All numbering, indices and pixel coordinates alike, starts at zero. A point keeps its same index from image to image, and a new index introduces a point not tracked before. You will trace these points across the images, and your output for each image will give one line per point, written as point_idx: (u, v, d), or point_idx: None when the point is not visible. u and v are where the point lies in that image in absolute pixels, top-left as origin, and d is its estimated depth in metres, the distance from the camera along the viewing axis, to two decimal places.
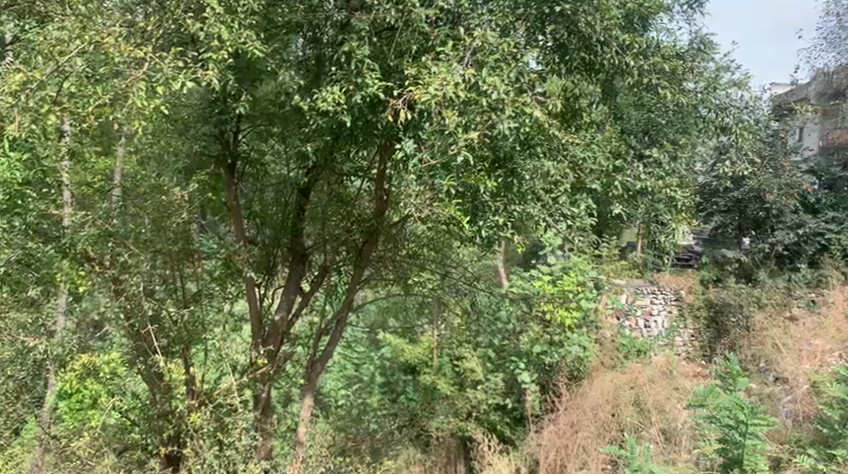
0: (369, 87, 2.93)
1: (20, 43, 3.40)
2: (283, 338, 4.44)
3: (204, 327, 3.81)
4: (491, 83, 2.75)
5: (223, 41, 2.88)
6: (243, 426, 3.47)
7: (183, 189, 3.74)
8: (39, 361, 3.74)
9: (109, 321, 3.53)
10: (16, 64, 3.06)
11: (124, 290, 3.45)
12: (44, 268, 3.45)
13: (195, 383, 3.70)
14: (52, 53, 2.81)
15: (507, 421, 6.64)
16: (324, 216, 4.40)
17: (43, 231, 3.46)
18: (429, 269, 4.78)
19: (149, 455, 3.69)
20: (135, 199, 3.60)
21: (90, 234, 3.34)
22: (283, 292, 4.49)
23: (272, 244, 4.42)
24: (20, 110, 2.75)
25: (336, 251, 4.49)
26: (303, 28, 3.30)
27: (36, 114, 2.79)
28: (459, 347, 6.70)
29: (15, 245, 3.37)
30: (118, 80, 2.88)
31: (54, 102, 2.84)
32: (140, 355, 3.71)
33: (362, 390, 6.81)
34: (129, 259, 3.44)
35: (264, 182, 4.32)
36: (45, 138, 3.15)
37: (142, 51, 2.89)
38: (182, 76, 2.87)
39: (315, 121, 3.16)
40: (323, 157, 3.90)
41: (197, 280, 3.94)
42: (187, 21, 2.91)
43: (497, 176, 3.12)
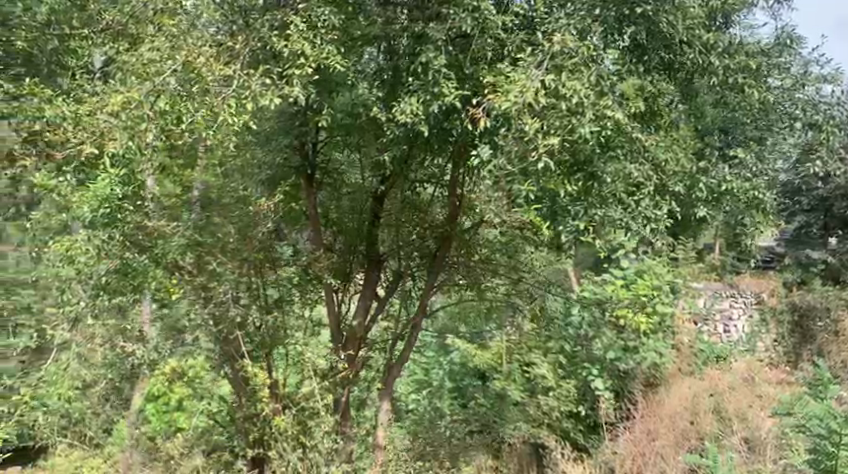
0: (447, 96, 2.97)
1: (115, 64, 3.64)
2: (361, 343, 4.55)
3: (288, 329, 3.97)
4: (571, 87, 2.73)
5: (305, 57, 2.99)
6: (325, 429, 3.64)
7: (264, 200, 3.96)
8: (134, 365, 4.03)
9: (199, 327, 3.70)
10: (115, 86, 3.30)
11: (213, 297, 3.61)
12: (140, 277, 3.68)
13: (278, 387, 3.81)
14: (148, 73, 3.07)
15: (579, 428, 6.53)
16: (399, 224, 4.49)
17: (136, 242, 3.62)
18: (501, 275, 4.68)
19: (237, 457, 3.94)
20: (221, 210, 3.70)
21: (180, 244, 3.55)
22: (360, 298, 4.58)
23: (350, 251, 4.56)
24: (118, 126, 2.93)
25: (411, 258, 4.55)
26: (378, 41, 3.30)
27: (131, 130, 2.95)
28: (529, 352, 6.44)
29: (114, 256, 3.63)
30: (211, 97, 3.02)
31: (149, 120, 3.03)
32: (228, 360, 3.85)
33: (432, 395, 6.72)
34: (218, 267, 3.62)
35: (342, 191, 4.48)
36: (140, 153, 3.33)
37: (231, 69, 3.04)
38: (269, 91, 2.95)
39: (393, 132, 3.26)
40: (398, 164, 3.96)
41: (278, 286, 3.97)
42: (272, 38, 3.04)
43: (577, 180, 3.10)
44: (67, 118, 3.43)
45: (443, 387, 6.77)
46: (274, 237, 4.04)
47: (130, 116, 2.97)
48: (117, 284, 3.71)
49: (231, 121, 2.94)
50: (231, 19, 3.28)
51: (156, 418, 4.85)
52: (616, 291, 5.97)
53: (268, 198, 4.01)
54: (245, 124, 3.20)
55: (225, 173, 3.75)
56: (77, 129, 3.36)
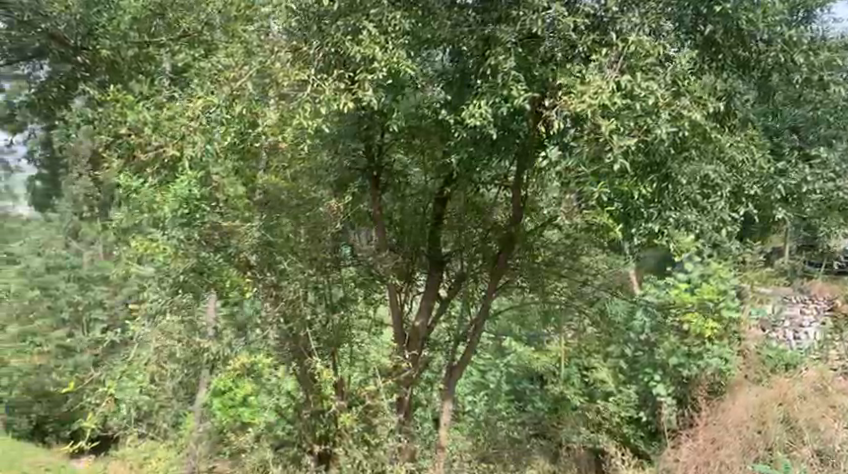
0: (516, 98, 2.93)
1: (192, 71, 3.80)
2: (423, 343, 4.56)
3: (351, 328, 4.08)
4: (646, 88, 2.72)
5: (376, 63, 2.99)
6: (391, 426, 3.74)
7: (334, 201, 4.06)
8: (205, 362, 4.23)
9: (270, 325, 3.81)
10: (194, 93, 3.44)
11: (283, 296, 3.72)
12: (213, 276, 3.88)
13: (343, 384, 3.87)
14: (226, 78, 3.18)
15: (640, 434, 6.60)
16: (463, 226, 4.47)
17: (212, 240, 3.78)
18: (564, 276, 4.59)
19: (303, 452, 4.01)
20: (291, 208, 3.75)
21: (252, 244, 3.64)
22: (423, 299, 4.57)
23: (412, 253, 4.56)
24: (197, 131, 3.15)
25: (473, 259, 4.53)
26: (446, 42, 3.28)
27: None
28: (589, 358, 6.45)
29: (190, 255, 3.83)
30: (286, 102, 3.13)
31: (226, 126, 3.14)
32: (294, 357, 3.90)
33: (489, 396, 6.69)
34: (287, 267, 3.73)
35: (405, 193, 4.39)
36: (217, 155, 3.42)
37: (305, 74, 3.08)
38: (342, 95, 2.99)
39: (460, 134, 3.27)
40: (463, 166, 3.88)
41: (344, 286, 4.09)
42: (346, 43, 3.04)
43: (651, 182, 3.00)
44: (148, 123, 3.61)
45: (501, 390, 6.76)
46: (340, 239, 4.12)
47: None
48: (193, 283, 3.94)
49: (306, 125, 3.03)
50: (303, 26, 3.26)
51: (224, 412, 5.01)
52: (679, 295, 5.89)
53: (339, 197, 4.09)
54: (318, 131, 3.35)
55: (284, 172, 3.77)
56: (157, 134, 3.53)
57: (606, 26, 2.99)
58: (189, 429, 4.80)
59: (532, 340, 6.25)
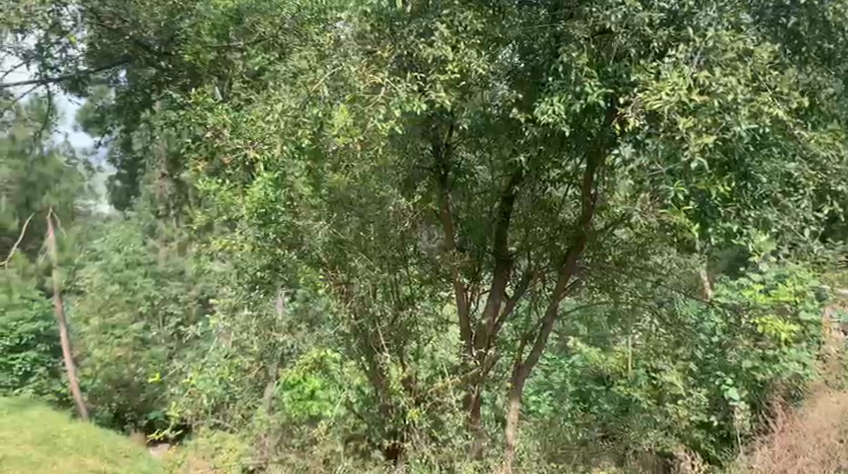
0: (589, 95, 2.95)
1: (269, 75, 3.95)
2: (491, 341, 4.50)
3: (417, 325, 4.05)
4: (724, 84, 2.66)
5: (449, 64, 3.09)
6: (459, 424, 3.75)
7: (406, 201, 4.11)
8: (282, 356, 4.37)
9: (342, 321, 3.92)
10: (273, 96, 3.58)
11: (354, 293, 3.84)
12: (288, 272, 3.98)
13: (412, 380, 3.94)
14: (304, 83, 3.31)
15: (712, 440, 6.64)
16: (532, 224, 4.41)
17: (287, 238, 3.86)
18: (638, 278, 4.42)
19: (373, 447, 4.08)
20: (359, 204, 3.78)
21: (324, 242, 3.75)
22: (490, 297, 4.52)
23: (479, 250, 4.53)
24: (277, 133, 3.29)
25: (541, 258, 4.46)
26: (517, 39, 3.22)
27: (291, 139, 3.29)
28: (657, 359, 5.92)
29: (267, 252, 3.91)
30: (361, 104, 3.15)
31: (307, 127, 3.27)
32: (368, 351, 4.02)
33: (553, 397, 6.65)
34: (358, 264, 3.82)
35: (469, 191, 4.36)
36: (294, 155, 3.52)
37: (380, 76, 3.13)
38: (416, 99, 3.08)
39: (531, 133, 3.33)
40: (532, 164, 3.84)
41: (410, 282, 4.14)
42: (420, 46, 3.14)
43: (729, 180, 2.91)
44: (232, 124, 3.83)
45: (566, 390, 6.76)
46: (409, 237, 4.18)
47: (290, 123, 3.29)
48: (270, 279, 4.06)
49: (380, 126, 3.09)
50: (378, 30, 3.29)
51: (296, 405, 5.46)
52: (754, 296, 5.71)
53: (407, 197, 4.08)
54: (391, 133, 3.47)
55: (365, 175, 3.71)
56: (237, 136, 3.71)
57: (682, 23, 2.95)
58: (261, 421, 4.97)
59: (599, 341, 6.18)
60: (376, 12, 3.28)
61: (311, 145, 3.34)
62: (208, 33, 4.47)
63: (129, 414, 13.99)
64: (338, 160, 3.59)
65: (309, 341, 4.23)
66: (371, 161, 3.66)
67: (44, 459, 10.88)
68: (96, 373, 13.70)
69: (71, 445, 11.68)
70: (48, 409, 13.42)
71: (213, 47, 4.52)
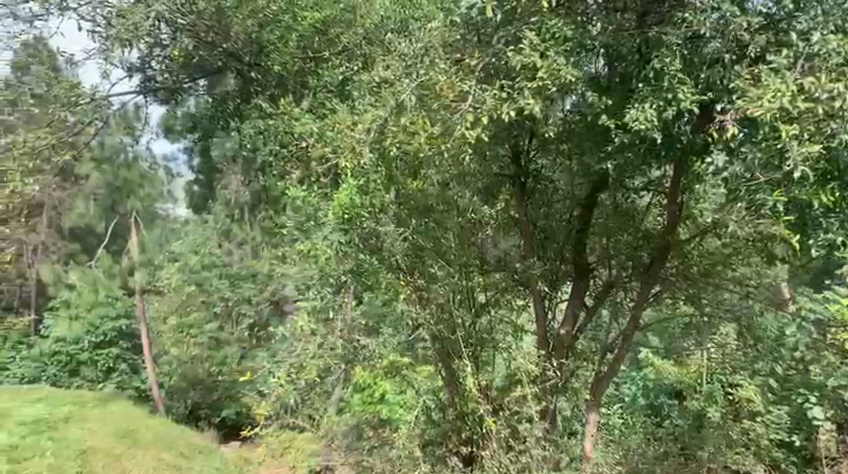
0: (681, 101, 2.90)
1: (354, 85, 4.08)
2: (569, 351, 4.39)
3: (494, 333, 4.02)
4: (831, 90, 2.60)
5: (538, 70, 2.98)
6: (538, 433, 3.77)
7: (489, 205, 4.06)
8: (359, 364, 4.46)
9: (421, 327, 3.85)
10: (367, 106, 3.75)
11: (432, 300, 3.81)
12: (371, 278, 3.97)
13: (489, 388, 3.89)
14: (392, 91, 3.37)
15: (793, 459, 6.28)
16: (613, 232, 4.35)
17: (371, 244, 3.89)
18: (724, 289, 4.34)
19: (448, 452, 4.10)
20: (438, 213, 3.82)
21: (404, 249, 3.76)
22: (568, 306, 4.42)
23: (558, 258, 4.45)
24: None
25: (623, 267, 4.37)
26: (606, 47, 3.20)
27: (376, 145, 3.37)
28: (732, 373, 5.60)
29: (350, 257, 4.00)
30: (449, 113, 3.17)
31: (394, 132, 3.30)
32: (445, 358, 3.97)
33: (625, 409, 6.53)
34: (438, 271, 3.80)
35: (550, 197, 4.38)
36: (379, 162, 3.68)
37: (466, 85, 3.12)
38: (504, 107, 3.02)
39: (618, 139, 3.23)
40: (617, 171, 3.82)
41: (487, 290, 4.06)
42: (507, 53, 3.05)
43: (832, 189, 2.82)
44: (321, 135, 4.05)
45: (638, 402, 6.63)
46: (486, 245, 4.15)
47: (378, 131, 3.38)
48: (354, 283, 4.17)
49: (466, 134, 3.06)
50: (468, 38, 3.38)
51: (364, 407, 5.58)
52: (841, 311, 5.51)
53: (488, 205, 4.09)
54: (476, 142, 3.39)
55: (454, 183, 3.81)
56: (325, 144, 3.99)
57: (778, 25, 2.92)
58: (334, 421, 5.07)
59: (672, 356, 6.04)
60: (467, 22, 3.38)
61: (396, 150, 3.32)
62: (294, 43, 5.00)
63: (203, 411, 14.52)
64: (416, 166, 3.66)
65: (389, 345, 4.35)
66: (452, 170, 3.72)
67: (125, 451, 11.46)
68: (173, 370, 14.33)
69: (149, 439, 12.24)
70: (128, 403, 14.07)
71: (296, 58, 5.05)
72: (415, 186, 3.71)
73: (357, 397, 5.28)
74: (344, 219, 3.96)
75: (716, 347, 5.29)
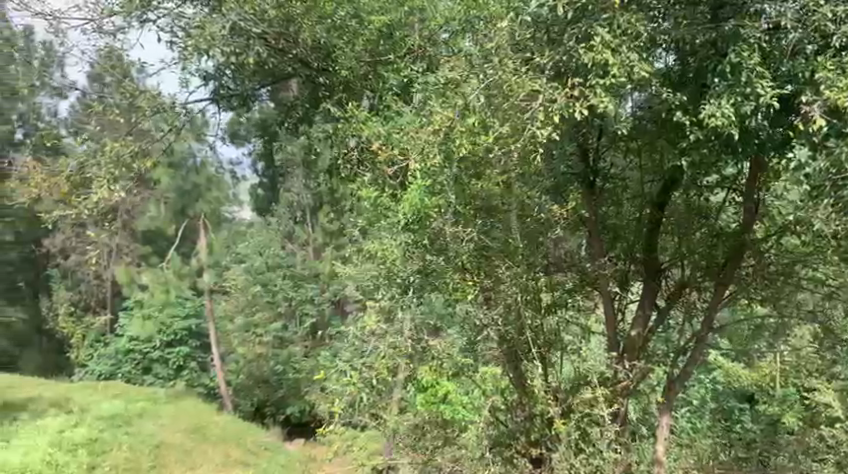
0: (761, 96, 2.80)
1: (420, 88, 4.11)
2: (641, 353, 4.25)
3: (562, 334, 4.03)
4: None
5: (609, 67, 2.89)
6: (611, 436, 3.64)
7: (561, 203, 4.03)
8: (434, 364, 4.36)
9: (488, 327, 3.88)
10: (432, 108, 3.73)
11: (502, 300, 3.76)
12: (439, 279, 3.97)
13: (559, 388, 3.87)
14: (461, 91, 3.44)
15: None
16: (686, 231, 4.26)
17: (437, 244, 3.89)
18: (804, 290, 4.17)
19: (517, 453, 4.05)
20: (505, 213, 3.81)
21: (468, 251, 3.75)
22: (639, 308, 4.30)
23: (626, 258, 4.37)
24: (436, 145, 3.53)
25: (697, 267, 4.24)
26: (677, 43, 3.15)
27: (445, 138, 3.48)
28: (809, 376, 5.39)
29: (418, 258, 4.00)
30: (521, 114, 3.12)
31: (470, 135, 3.30)
32: (512, 359, 3.98)
33: (694, 414, 6.35)
34: (505, 272, 3.74)
35: (620, 196, 4.34)
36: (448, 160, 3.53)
37: (537, 83, 3.03)
38: (577, 105, 2.94)
39: (694, 135, 3.12)
40: (692, 169, 3.70)
41: (552, 291, 4.05)
42: (578, 51, 2.96)
43: None
44: (387, 137, 4.09)
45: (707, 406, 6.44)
46: (551, 243, 4.07)
47: (449, 131, 3.42)
48: (422, 284, 4.09)
49: (538, 134, 3.00)
50: (537, 37, 3.22)
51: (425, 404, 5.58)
52: None
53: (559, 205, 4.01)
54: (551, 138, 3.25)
55: (522, 180, 3.73)
56: (392, 146, 4.01)
57: None
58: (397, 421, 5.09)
59: (744, 358, 5.85)
60: (537, 20, 3.19)
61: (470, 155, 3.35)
62: (363, 47, 4.52)
63: (268, 409, 14.85)
64: (481, 167, 3.59)
65: (456, 346, 4.33)
66: (520, 170, 3.60)
67: (195, 446, 11.83)
68: (241, 369, 14.71)
69: (218, 436, 12.60)
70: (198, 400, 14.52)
71: (368, 64, 4.59)
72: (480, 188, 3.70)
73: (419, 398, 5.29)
74: (411, 220, 3.95)
75: (792, 349, 5.10)
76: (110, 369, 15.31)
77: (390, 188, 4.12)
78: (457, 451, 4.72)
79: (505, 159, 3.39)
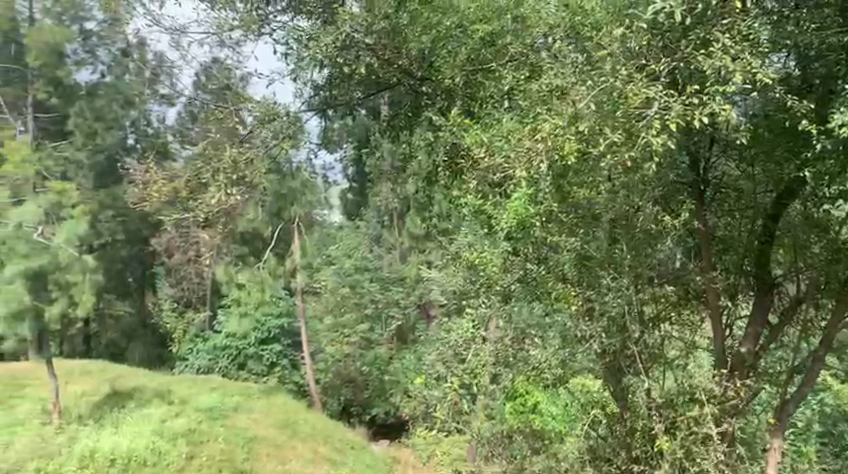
0: None
1: (518, 97, 3.97)
2: (750, 371, 4.05)
3: (665, 348, 3.93)
4: None
5: (730, 73, 2.79)
6: (720, 454, 3.50)
7: (674, 214, 3.80)
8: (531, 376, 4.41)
9: (591, 339, 3.76)
10: (535, 115, 3.60)
11: (606, 311, 3.68)
12: (539, 287, 4.02)
13: (664, 406, 3.72)
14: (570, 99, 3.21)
15: None
16: (804, 243, 3.94)
17: (539, 253, 3.94)
18: None
19: (617, 468, 4.03)
20: (613, 223, 3.58)
21: (569, 261, 3.76)
22: (749, 325, 4.11)
23: (736, 271, 4.21)
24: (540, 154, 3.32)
25: (814, 284, 4.00)
26: (798, 47, 3.07)
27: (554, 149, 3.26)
28: None
29: (517, 267, 4.09)
30: (638, 121, 2.99)
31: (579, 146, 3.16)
32: (615, 374, 3.91)
33: (796, 434, 6.05)
34: (611, 282, 3.65)
35: (731, 205, 4.15)
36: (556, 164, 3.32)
37: (652, 90, 2.92)
38: (696, 113, 2.82)
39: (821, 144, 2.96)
40: (815, 179, 3.47)
41: (656, 303, 3.92)
42: (697, 57, 2.88)
43: None
44: (490, 145, 3.86)
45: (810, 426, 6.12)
46: (663, 255, 3.84)
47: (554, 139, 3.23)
48: (521, 292, 4.12)
49: (653, 142, 2.88)
50: (655, 44, 3.10)
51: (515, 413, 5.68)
52: None
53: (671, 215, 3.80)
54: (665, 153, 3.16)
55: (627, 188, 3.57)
56: (490, 155, 3.82)
57: None
58: (488, 426, 5.13)
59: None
60: (655, 27, 3.08)
61: (574, 163, 3.31)
62: (465, 55, 4.31)
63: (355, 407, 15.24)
64: (585, 173, 3.42)
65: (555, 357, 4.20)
66: (625, 177, 3.38)
67: (286, 441, 12.23)
68: (327, 368, 15.34)
69: (307, 432, 12.99)
70: (288, 396, 15.02)
71: (466, 71, 4.35)
72: (583, 193, 3.54)
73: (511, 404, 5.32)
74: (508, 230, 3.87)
75: None
76: (207, 364, 16.05)
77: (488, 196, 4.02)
78: (550, 460, 4.70)
79: (611, 169, 3.28)
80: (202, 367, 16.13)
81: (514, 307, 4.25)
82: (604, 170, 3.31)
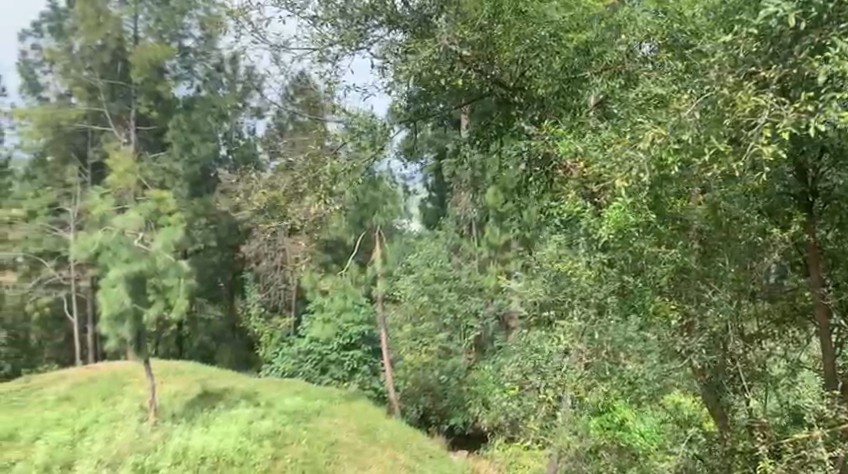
0: None
1: (613, 100, 4.02)
2: None
3: (768, 365, 3.80)
4: None
5: None
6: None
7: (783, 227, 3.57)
8: (632, 396, 4.30)
9: (692, 355, 3.66)
10: (635, 123, 3.51)
11: (706, 326, 3.63)
12: (638, 300, 3.82)
13: (760, 416, 3.74)
14: (673, 107, 3.15)
15: None
16: None
17: (640, 265, 3.70)
18: None
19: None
20: (715, 233, 3.55)
21: (667, 272, 3.62)
22: None
23: None
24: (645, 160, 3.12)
25: None
26: None
27: (657, 155, 3.10)
28: None
29: (614, 278, 3.88)
30: (746, 131, 2.88)
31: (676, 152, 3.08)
32: (713, 391, 3.82)
33: None
34: (712, 297, 3.59)
35: (844, 218, 3.64)
36: (658, 170, 3.21)
37: (762, 98, 2.78)
38: (809, 122, 2.67)
39: None
40: None
41: (758, 320, 3.81)
42: (812, 63, 2.73)
43: None
44: (587, 153, 3.73)
45: None
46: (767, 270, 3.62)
47: (656, 145, 3.09)
48: (617, 306, 3.95)
49: (763, 152, 2.73)
50: (762, 52, 2.98)
51: (604, 433, 5.68)
52: None
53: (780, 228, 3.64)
54: (774, 161, 3.08)
55: (728, 198, 3.44)
56: (593, 164, 3.67)
57: None
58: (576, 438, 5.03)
59: None
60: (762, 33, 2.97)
61: (674, 170, 3.18)
62: (560, 65, 4.28)
63: (434, 417, 15.45)
64: (684, 182, 3.37)
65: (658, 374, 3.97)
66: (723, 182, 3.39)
67: (365, 447, 12.35)
68: (406, 375, 15.41)
69: (386, 438, 13.10)
70: (368, 402, 15.26)
71: (561, 80, 4.31)
72: (684, 197, 3.47)
73: (597, 418, 5.25)
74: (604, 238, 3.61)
75: None
76: (291, 369, 16.54)
77: (588, 206, 3.83)
78: None
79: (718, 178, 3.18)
80: (287, 370, 16.62)
81: (611, 320, 4.01)
82: (708, 177, 3.25)
